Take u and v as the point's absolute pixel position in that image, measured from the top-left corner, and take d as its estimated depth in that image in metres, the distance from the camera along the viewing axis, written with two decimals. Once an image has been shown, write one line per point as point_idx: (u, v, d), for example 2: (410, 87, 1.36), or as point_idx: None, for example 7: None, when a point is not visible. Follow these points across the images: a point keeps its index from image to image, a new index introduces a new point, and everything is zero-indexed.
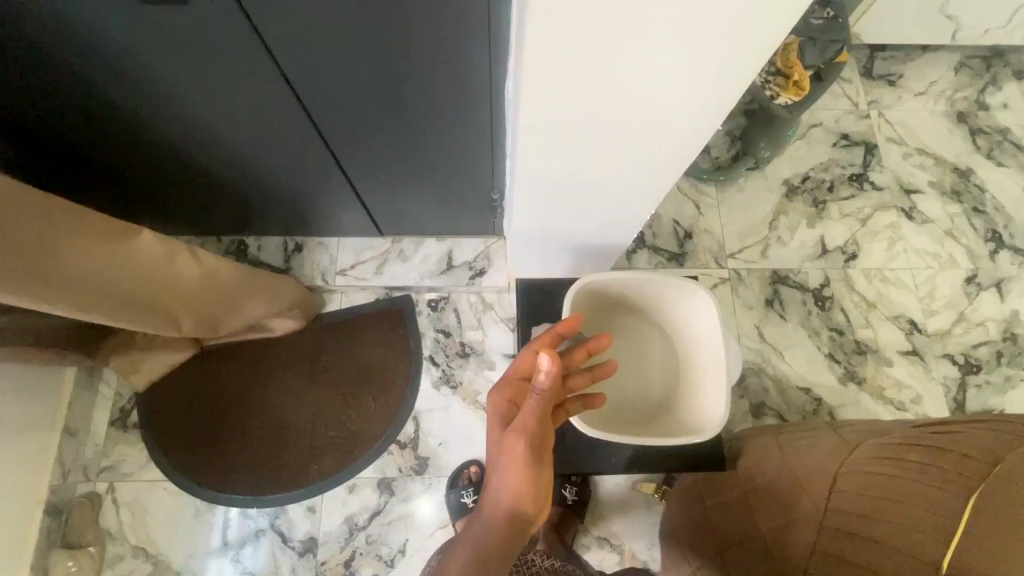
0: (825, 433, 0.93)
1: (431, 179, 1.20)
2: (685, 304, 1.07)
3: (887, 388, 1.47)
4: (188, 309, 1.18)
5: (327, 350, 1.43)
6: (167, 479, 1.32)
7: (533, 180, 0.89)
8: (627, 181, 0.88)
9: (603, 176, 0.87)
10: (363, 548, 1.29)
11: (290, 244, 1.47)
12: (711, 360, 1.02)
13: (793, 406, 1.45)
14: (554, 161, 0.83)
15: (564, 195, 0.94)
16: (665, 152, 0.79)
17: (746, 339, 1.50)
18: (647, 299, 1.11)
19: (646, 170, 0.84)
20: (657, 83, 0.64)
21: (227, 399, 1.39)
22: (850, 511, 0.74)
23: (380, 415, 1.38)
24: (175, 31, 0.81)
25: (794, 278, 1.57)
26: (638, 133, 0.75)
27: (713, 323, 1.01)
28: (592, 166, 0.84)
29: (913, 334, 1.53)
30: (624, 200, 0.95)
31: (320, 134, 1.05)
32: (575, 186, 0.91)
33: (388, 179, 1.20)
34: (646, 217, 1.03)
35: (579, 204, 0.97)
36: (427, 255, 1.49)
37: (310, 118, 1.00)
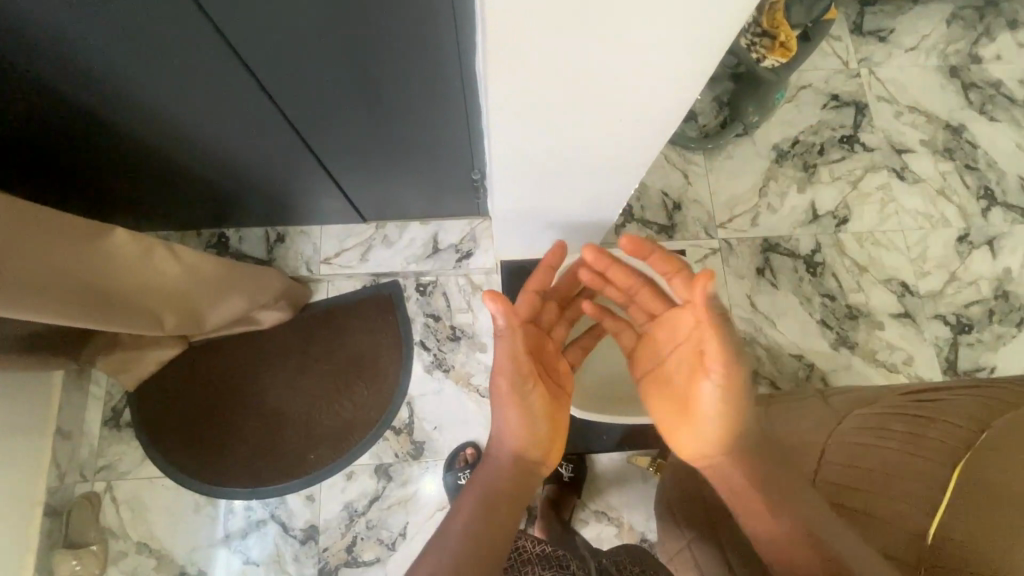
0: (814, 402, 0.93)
1: (410, 163, 1.17)
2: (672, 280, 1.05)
3: (879, 351, 1.47)
4: (182, 312, 1.18)
5: (316, 341, 1.42)
6: (165, 475, 1.32)
7: (511, 166, 0.88)
8: (606, 169, 0.90)
9: (584, 163, 0.88)
10: (364, 533, 1.30)
11: (273, 234, 1.44)
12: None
13: (785, 373, 1.45)
14: (535, 149, 0.82)
15: (543, 180, 0.94)
16: (646, 142, 0.81)
17: (738, 309, 1.49)
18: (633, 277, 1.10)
19: (627, 159, 0.86)
20: (650, 79, 0.66)
21: (218, 393, 1.38)
22: (842, 482, 0.81)
23: (374, 402, 1.38)
24: (126, 26, 0.77)
25: (785, 245, 1.55)
26: (623, 124, 0.76)
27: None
28: (574, 154, 0.84)
29: (905, 296, 1.52)
30: (610, 181, 0.95)
31: (293, 124, 1.01)
32: (555, 172, 0.90)
33: (366, 165, 1.16)
34: (630, 192, 1.01)
35: (563, 184, 0.96)
36: (413, 238, 1.46)
37: (280, 110, 0.97)
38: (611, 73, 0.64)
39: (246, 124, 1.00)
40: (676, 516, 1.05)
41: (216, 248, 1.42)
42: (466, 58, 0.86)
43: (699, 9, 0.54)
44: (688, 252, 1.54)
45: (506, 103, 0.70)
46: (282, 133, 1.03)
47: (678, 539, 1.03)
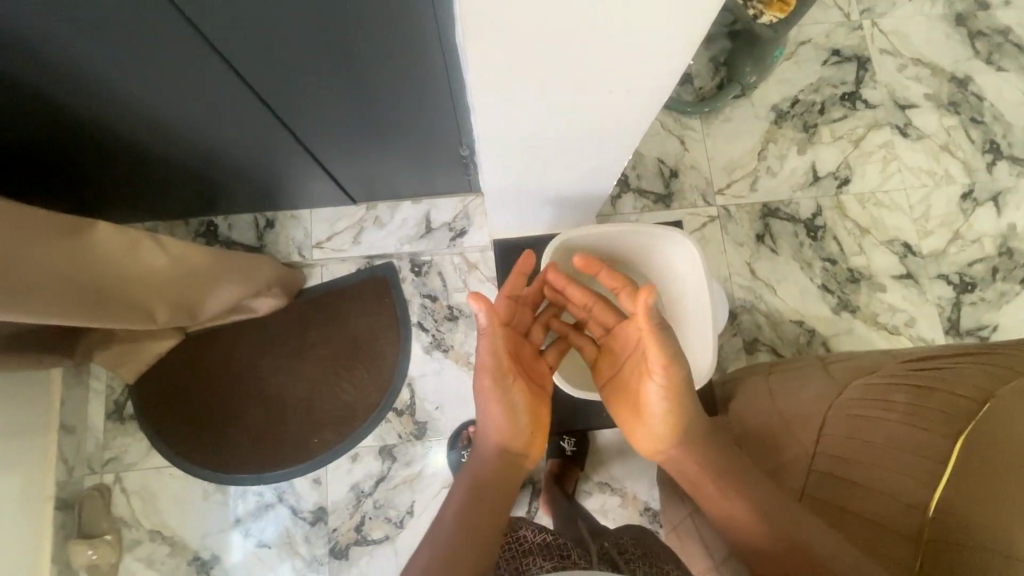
0: (813, 371, 0.93)
1: (397, 142, 1.13)
2: (668, 257, 1.03)
3: (880, 313, 1.46)
4: (184, 307, 1.19)
5: (311, 327, 1.41)
6: (172, 465, 1.34)
7: (497, 150, 0.87)
8: (591, 155, 0.92)
9: (569, 149, 0.89)
10: (372, 512, 1.32)
11: (262, 220, 1.40)
12: (698, 314, 0.99)
13: (786, 340, 1.44)
14: (523, 135, 0.82)
15: (528, 164, 0.94)
16: (630, 131, 0.84)
17: (738, 277, 1.47)
18: (627, 254, 1.07)
19: (610, 145, 0.89)
20: (645, 74, 0.68)
21: (218, 381, 1.38)
22: (840, 456, 0.81)
23: (373, 385, 1.39)
24: (87, 20, 0.73)
25: (786, 209, 1.52)
26: (611, 112, 0.77)
27: (699, 275, 0.98)
28: (562, 140, 0.85)
29: (907, 257, 1.50)
30: (599, 161, 0.95)
31: (273, 110, 0.97)
32: (541, 155, 0.91)
33: (351, 146, 1.13)
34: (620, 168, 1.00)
35: (552, 162, 0.94)
36: (405, 218, 1.43)
37: (258, 97, 0.93)
38: (605, 68, 0.66)
39: (224, 113, 0.96)
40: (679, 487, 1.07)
41: (204, 237, 1.39)
42: (446, 37, 0.82)
43: (698, 12, 0.57)
44: (686, 220, 1.51)
45: (497, 89, 0.69)
46: (261, 119, 0.99)
47: (681, 508, 1.05)
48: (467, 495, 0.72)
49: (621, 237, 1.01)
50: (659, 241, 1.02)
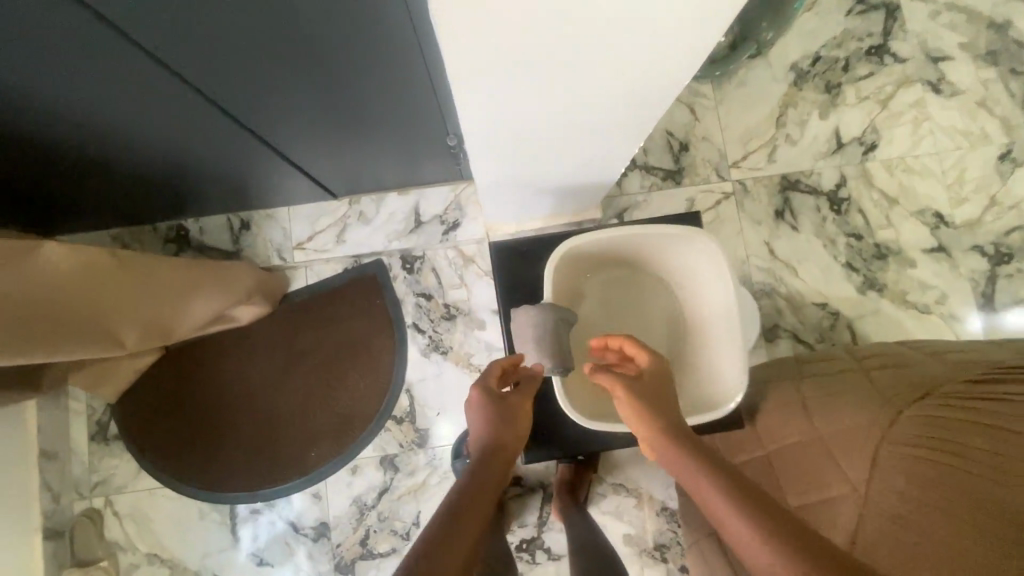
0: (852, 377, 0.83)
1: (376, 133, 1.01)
2: (689, 259, 0.92)
3: (909, 291, 1.36)
4: (160, 330, 1.09)
5: (300, 334, 1.31)
6: (164, 486, 1.27)
7: (487, 148, 0.76)
8: (591, 149, 0.82)
9: (567, 144, 0.79)
10: (377, 525, 1.27)
11: (236, 221, 1.28)
12: (720, 323, 0.90)
13: (809, 324, 1.34)
14: (515, 133, 0.71)
15: (522, 159, 0.83)
16: (634, 125, 0.74)
17: (756, 259, 1.36)
18: (642, 254, 0.96)
19: (612, 139, 0.79)
20: (651, 71, 0.58)
21: (205, 397, 1.30)
22: (887, 509, 0.66)
23: (370, 392, 1.30)
24: None
25: (807, 181, 1.39)
26: (615, 108, 0.67)
27: (723, 282, 0.88)
28: (560, 135, 0.75)
29: (939, 229, 1.38)
30: (596, 156, 0.85)
31: (225, 109, 0.84)
32: (537, 150, 0.80)
33: (323, 142, 1.00)
34: (623, 158, 0.90)
35: (547, 156, 0.83)
36: (392, 212, 1.31)
37: (205, 96, 0.79)
38: (601, 67, 0.56)
39: (171, 116, 0.83)
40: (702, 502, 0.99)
41: (175, 242, 1.27)
42: (418, 21, 0.68)
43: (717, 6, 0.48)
44: (699, 198, 1.38)
45: (485, 90, 0.58)
46: (215, 120, 0.86)
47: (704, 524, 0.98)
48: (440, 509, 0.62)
49: (637, 239, 0.91)
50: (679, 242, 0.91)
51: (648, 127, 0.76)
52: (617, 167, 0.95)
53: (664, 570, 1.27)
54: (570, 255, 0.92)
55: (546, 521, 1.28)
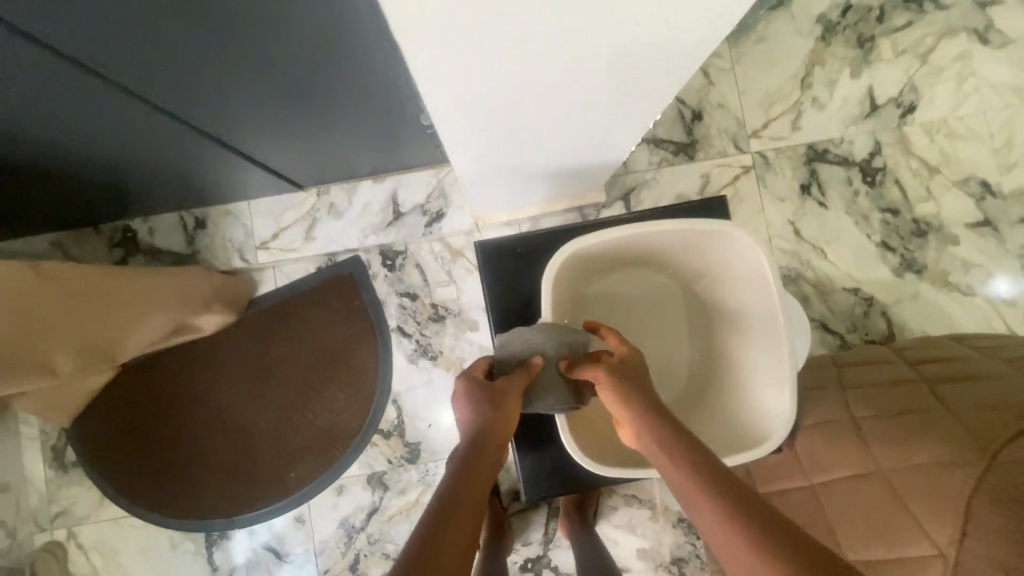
0: (909, 389, 0.69)
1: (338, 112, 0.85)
2: (722, 261, 0.78)
3: (952, 272, 1.20)
4: (101, 349, 0.94)
5: (273, 342, 1.18)
6: (131, 514, 1.16)
7: (464, 129, 0.62)
8: (592, 126, 0.69)
9: (562, 121, 0.65)
10: (367, 549, 1.15)
11: (190, 220, 1.14)
12: (761, 337, 0.76)
13: (839, 313, 1.20)
14: (497, 107, 0.57)
15: (509, 140, 0.69)
16: (644, 92, 0.61)
17: (779, 240, 1.22)
18: (664, 254, 0.82)
19: (615, 111, 0.65)
20: (647, 19, 0.45)
21: (172, 416, 1.17)
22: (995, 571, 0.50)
23: (353, 405, 1.17)
24: None
25: (837, 150, 1.23)
26: (623, 70, 0.54)
27: (765, 289, 0.74)
28: (554, 108, 0.61)
29: (986, 200, 1.22)
30: (590, 129, 0.71)
31: (132, 93, 0.68)
32: (525, 129, 0.66)
33: (270, 129, 0.84)
34: (625, 134, 0.76)
35: (537, 133, 0.69)
36: (366, 203, 1.16)
37: (101, 76, 0.63)
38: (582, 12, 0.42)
39: (72, 103, 0.67)
40: None
41: (122, 246, 1.13)
42: None
43: None
44: (715, 174, 1.23)
45: (450, 43, 0.43)
46: (129, 106, 0.70)
47: None
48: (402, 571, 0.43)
49: (653, 238, 0.77)
50: (709, 241, 0.77)
51: (647, 96, 0.62)
52: (628, 144, 0.81)
53: None
54: (574, 260, 0.78)
55: (552, 538, 1.17)
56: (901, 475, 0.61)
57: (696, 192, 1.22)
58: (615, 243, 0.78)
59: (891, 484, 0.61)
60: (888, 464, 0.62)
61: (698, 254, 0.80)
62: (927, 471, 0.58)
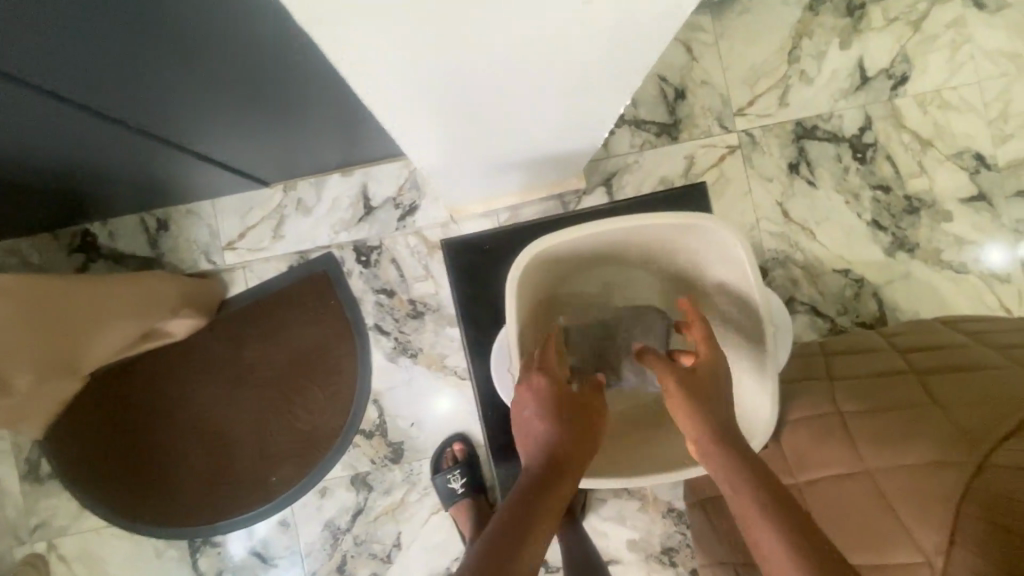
0: (894, 382, 0.66)
1: (288, 99, 0.79)
2: (703, 254, 0.76)
3: (945, 249, 1.17)
4: (60, 359, 0.89)
5: (245, 345, 1.14)
6: (112, 524, 1.14)
7: (407, 111, 0.57)
8: (553, 109, 0.65)
9: (518, 103, 0.61)
10: (353, 550, 1.14)
11: (152, 222, 1.10)
12: (745, 333, 0.75)
13: (830, 295, 1.16)
14: (439, 85, 0.52)
15: (463, 124, 0.64)
16: (606, 72, 0.57)
17: (767, 222, 1.17)
18: (641, 245, 0.80)
19: (577, 93, 0.61)
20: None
21: (148, 423, 1.14)
22: None
23: (332, 406, 1.14)
24: None
25: (826, 126, 1.18)
26: (577, 46, 0.50)
27: (748, 287, 0.71)
28: (506, 87, 0.56)
29: (980, 174, 1.18)
30: (554, 113, 0.67)
31: (50, 92, 0.62)
32: (477, 112, 0.61)
33: (215, 123, 0.79)
34: (595, 118, 0.72)
35: (494, 117, 0.64)
36: (336, 198, 1.13)
37: (19, 78, 0.58)
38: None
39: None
40: (716, 530, 0.86)
41: (83, 252, 1.09)
42: None
43: None
44: (700, 155, 1.18)
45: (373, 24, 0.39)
46: (56, 112, 0.65)
47: (720, 554, 0.85)
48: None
49: (628, 232, 0.75)
50: (690, 234, 0.74)
51: (609, 76, 0.58)
52: (600, 127, 0.77)
53: None
54: (544, 256, 0.75)
55: None
56: (887, 475, 0.58)
57: (680, 175, 1.18)
58: (588, 238, 0.75)
59: (877, 486, 0.59)
60: (873, 463, 0.60)
61: (677, 245, 0.78)
62: (912, 471, 0.55)
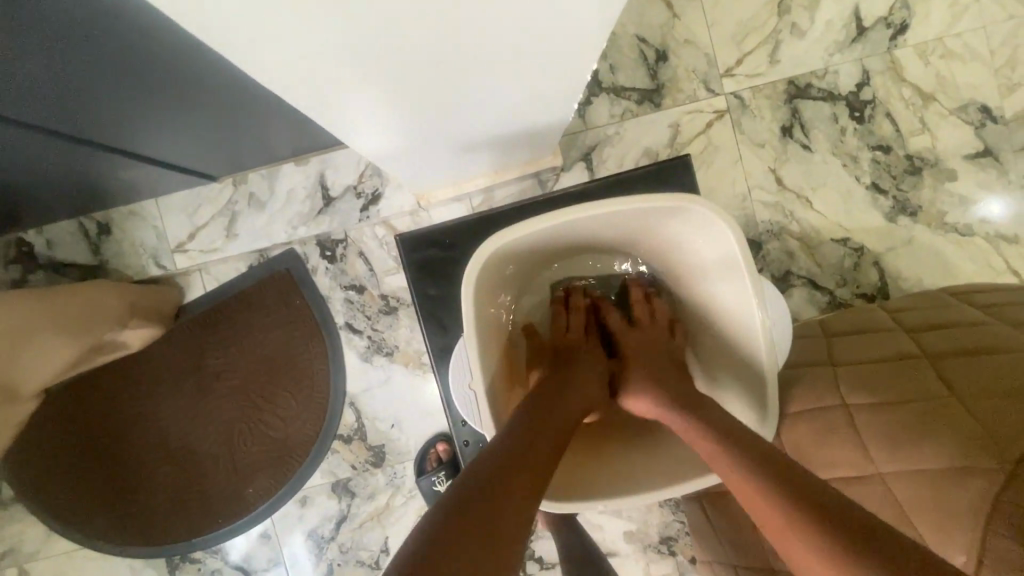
0: (893, 369, 0.61)
1: (200, 68, 0.69)
2: (691, 242, 0.69)
3: (949, 211, 1.09)
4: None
5: (208, 353, 1.07)
6: (84, 547, 1.08)
7: (330, 87, 0.48)
8: (510, 80, 0.56)
9: (465, 75, 0.52)
10: (339, 559, 1.08)
11: (92, 226, 1.04)
12: (734, 323, 0.69)
13: (828, 266, 1.09)
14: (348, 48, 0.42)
15: (408, 104, 0.56)
16: (564, 34, 0.49)
17: (760, 191, 1.10)
18: (623, 231, 0.73)
19: (534, 58, 0.52)
20: None
21: (110, 440, 1.08)
22: None
23: (306, 413, 1.08)
24: None
25: (821, 83, 1.09)
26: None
27: (741, 280, 0.64)
28: (440, 52, 0.46)
29: (986, 127, 1.09)
30: (512, 87, 0.58)
31: None
32: (418, 88, 0.52)
33: (123, 105, 0.69)
34: (559, 89, 0.63)
35: (441, 97, 0.56)
36: (291, 190, 1.05)
37: None
38: None
39: None
40: (715, 528, 0.80)
41: (21, 263, 1.03)
42: None
43: None
44: (686, 123, 1.09)
45: None
46: None
47: (720, 554, 0.80)
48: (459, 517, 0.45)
49: (600, 221, 0.68)
50: (677, 219, 0.66)
51: (567, 39, 0.50)
52: (569, 97, 0.69)
53: (672, 564, 1.11)
54: (509, 252, 0.68)
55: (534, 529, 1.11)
56: (903, 482, 0.53)
57: (665, 145, 1.09)
58: (556, 230, 0.68)
59: (890, 492, 0.54)
60: (885, 466, 0.55)
61: (663, 231, 0.71)
62: (934, 480, 0.51)
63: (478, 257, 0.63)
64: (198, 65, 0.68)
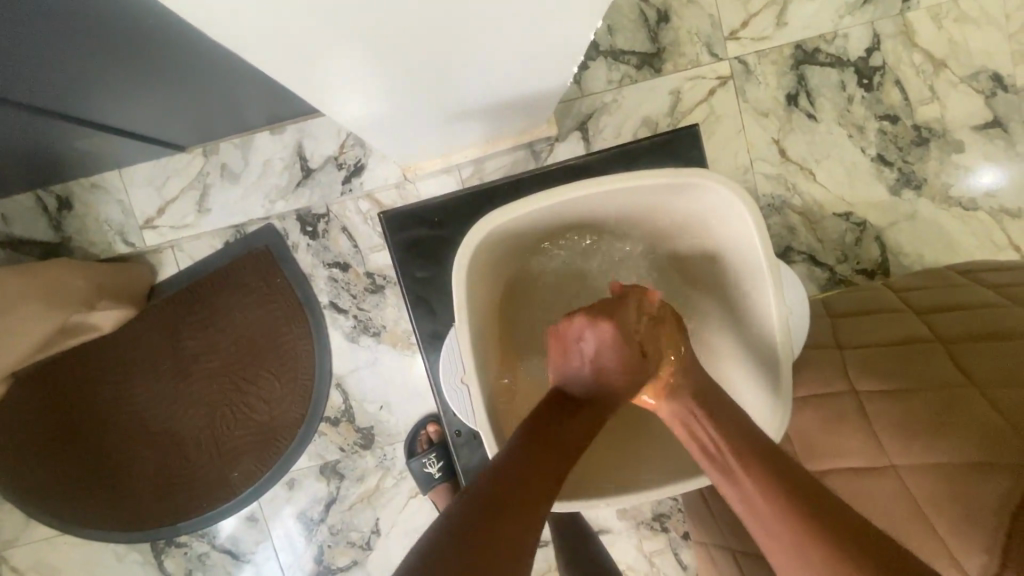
0: (905, 353, 0.59)
1: (156, 23, 0.62)
2: (703, 222, 0.65)
3: (953, 185, 1.06)
4: None
5: (183, 334, 1.02)
6: (65, 533, 1.05)
7: (318, 63, 0.44)
8: (508, 52, 0.52)
9: (459, 49, 0.48)
10: (330, 540, 1.06)
11: (51, 200, 0.97)
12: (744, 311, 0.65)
13: (830, 242, 1.06)
14: (336, 16, 0.37)
15: (396, 75, 0.51)
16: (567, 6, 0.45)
17: (762, 163, 1.05)
18: (625, 213, 0.69)
19: (533, 32, 0.49)
20: None
21: (86, 424, 1.03)
22: None
23: (290, 395, 1.04)
24: None
25: (829, 48, 1.03)
26: None
27: (756, 267, 0.61)
28: (440, 23, 0.42)
29: (996, 97, 1.05)
30: (512, 58, 0.54)
31: None
32: (411, 56, 0.47)
33: (91, 80, 0.64)
34: (557, 57, 0.59)
35: (433, 70, 0.52)
36: (267, 161, 0.99)
37: None
38: None
39: None
40: (714, 514, 0.79)
41: None
42: None
43: None
44: (687, 90, 1.03)
45: None
46: None
47: (719, 539, 0.79)
48: (474, 504, 0.42)
49: (604, 199, 0.63)
50: (691, 198, 0.62)
51: (570, 11, 0.46)
52: (567, 64, 0.64)
53: (665, 540, 1.12)
54: (505, 233, 0.64)
55: None
56: (918, 477, 0.52)
57: (665, 114, 1.03)
58: (554, 210, 0.64)
59: (904, 483, 0.53)
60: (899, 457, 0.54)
61: (672, 212, 0.67)
62: (951, 475, 0.49)
63: (474, 236, 0.59)
64: (156, 19, 0.61)
